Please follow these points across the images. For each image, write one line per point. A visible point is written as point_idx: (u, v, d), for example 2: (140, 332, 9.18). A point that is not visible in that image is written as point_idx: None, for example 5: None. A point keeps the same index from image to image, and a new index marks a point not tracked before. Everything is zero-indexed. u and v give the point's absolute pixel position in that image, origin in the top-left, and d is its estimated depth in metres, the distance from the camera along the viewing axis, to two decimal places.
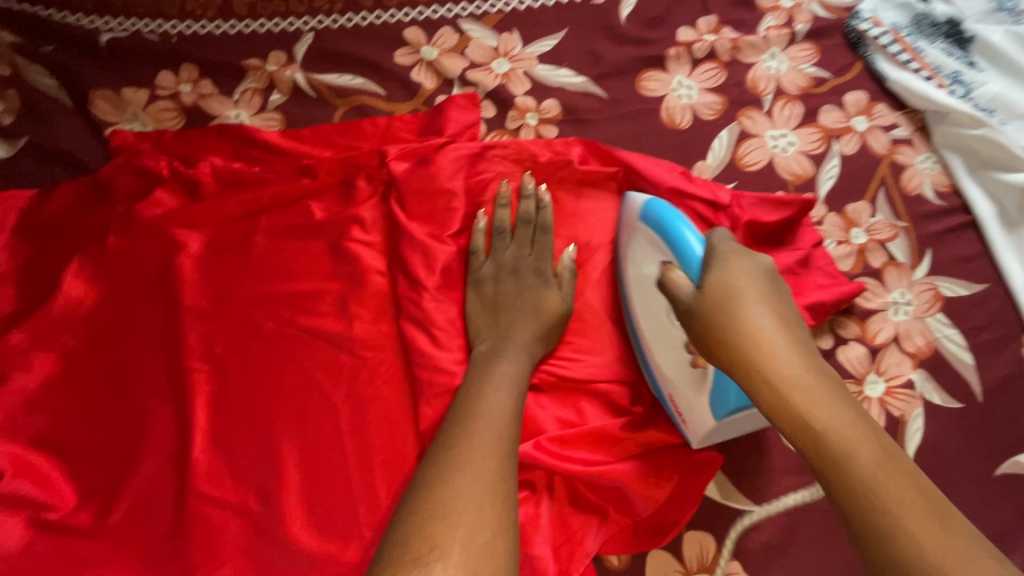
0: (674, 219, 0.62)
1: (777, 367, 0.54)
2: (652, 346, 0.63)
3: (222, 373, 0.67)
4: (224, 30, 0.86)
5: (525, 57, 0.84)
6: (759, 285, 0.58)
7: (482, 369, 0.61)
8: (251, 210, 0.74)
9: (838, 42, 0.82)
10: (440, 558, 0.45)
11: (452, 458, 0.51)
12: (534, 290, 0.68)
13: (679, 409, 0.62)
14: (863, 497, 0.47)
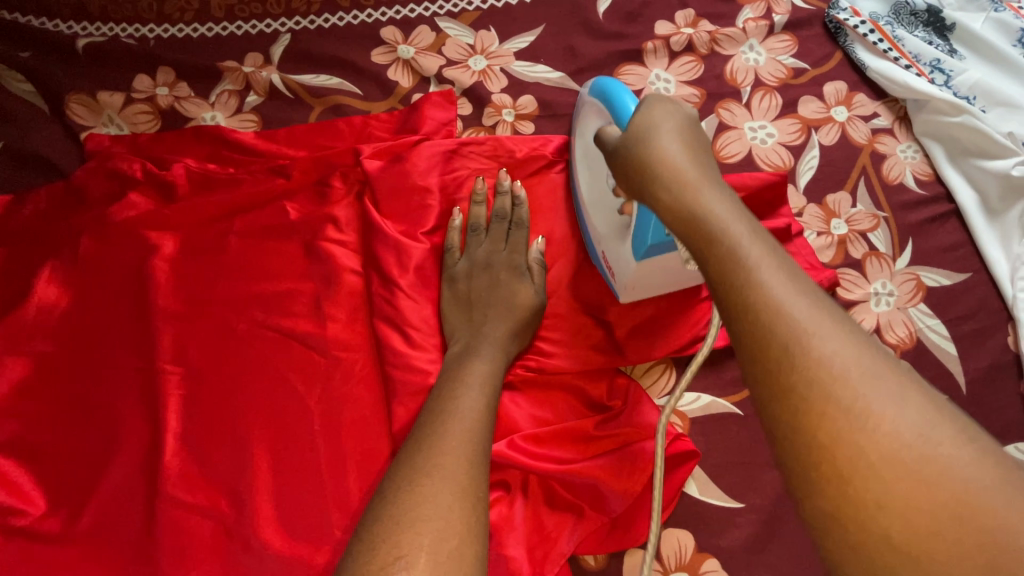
0: (620, 91, 0.58)
1: (699, 201, 0.39)
2: (587, 203, 0.66)
3: (194, 375, 0.66)
4: (201, 33, 0.87)
5: (501, 54, 0.84)
6: (684, 126, 0.46)
7: (455, 370, 0.59)
8: (225, 212, 0.74)
9: (816, 33, 0.82)
10: (406, 567, 0.42)
11: (422, 463, 0.49)
12: (508, 284, 0.67)
13: (609, 263, 0.64)
14: (808, 367, 0.31)
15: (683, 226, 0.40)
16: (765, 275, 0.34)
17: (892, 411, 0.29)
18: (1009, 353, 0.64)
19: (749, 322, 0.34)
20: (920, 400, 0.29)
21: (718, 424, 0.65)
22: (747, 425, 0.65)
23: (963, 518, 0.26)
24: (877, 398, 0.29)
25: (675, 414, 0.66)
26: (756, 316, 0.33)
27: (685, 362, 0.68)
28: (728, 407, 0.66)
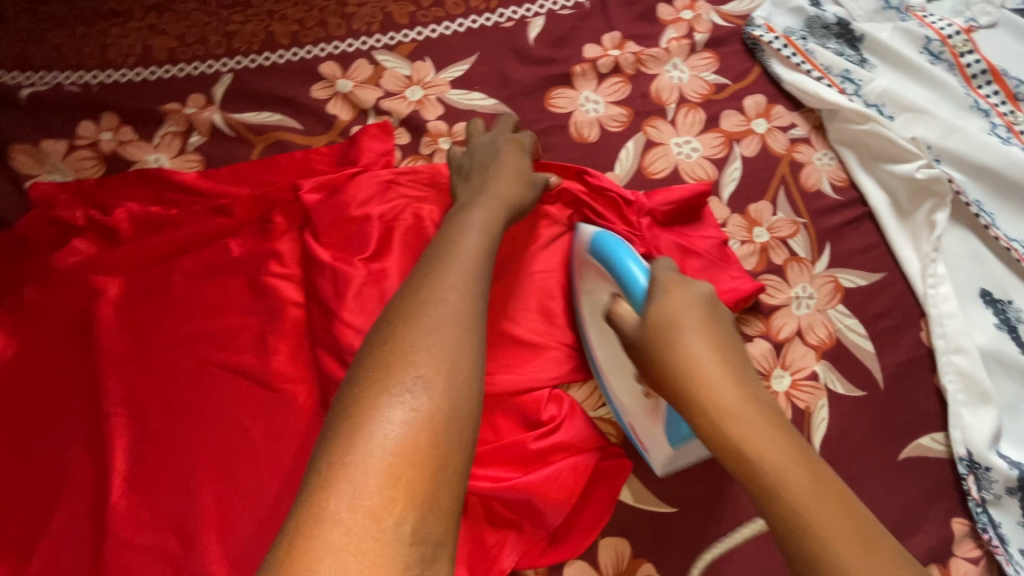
0: (620, 251, 0.64)
1: (710, 388, 0.53)
2: (609, 372, 0.66)
3: (141, 415, 0.68)
4: (144, 76, 0.89)
5: (437, 83, 0.87)
6: (696, 311, 0.57)
7: (457, 221, 0.61)
8: (169, 252, 0.76)
9: (736, 49, 0.85)
10: (421, 390, 0.47)
11: (419, 299, 0.52)
12: (512, 184, 0.69)
13: (640, 438, 0.65)
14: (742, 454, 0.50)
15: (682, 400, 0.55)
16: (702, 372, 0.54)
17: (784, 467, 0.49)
18: (922, 347, 0.68)
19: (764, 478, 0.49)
20: (815, 478, 0.48)
21: None
22: None
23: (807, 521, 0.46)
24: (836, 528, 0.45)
25: (608, 423, 0.69)
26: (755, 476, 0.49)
27: None
28: None
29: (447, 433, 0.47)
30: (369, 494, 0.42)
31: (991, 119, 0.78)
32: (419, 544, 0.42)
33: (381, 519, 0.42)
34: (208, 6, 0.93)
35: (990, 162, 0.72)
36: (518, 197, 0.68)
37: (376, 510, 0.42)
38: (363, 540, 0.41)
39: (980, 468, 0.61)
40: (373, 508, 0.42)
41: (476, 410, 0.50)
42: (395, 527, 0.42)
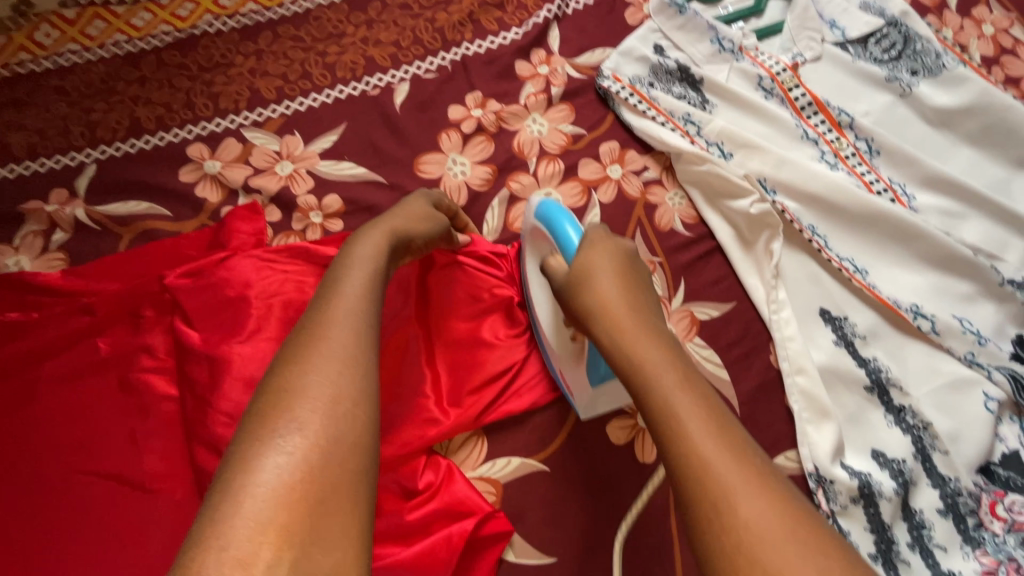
0: (560, 217, 0.64)
1: (641, 347, 0.49)
2: (545, 325, 0.70)
3: (4, 537, 0.65)
4: (2, 174, 0.87)
5: (307, 156, 0.88)
6: (617, 263, 0.56)
7: (346, 261, 0.57)
8: (32, 358, 0.74)
9: (590, 99, 0.91)
10: (298, 430, 0.41)
11: (309, 332, 0.47)
12: (413, 221, 0.67)
13: (567, 382, 0.68)
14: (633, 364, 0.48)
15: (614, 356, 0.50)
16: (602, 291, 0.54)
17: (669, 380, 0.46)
18: (773, 369, 0.73)
19: (679, 443, 0.42)
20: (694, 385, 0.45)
21: (528, 484, 0.68)
22: (553, 479, 0.68)
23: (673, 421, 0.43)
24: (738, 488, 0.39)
25: (488, 482, 0.68)
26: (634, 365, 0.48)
27: (496, 431, 0.71)
28: (537, 465, 0.69)
29: (331, 469, 0.40)
30: (239, 541, 0.36)
31: (820, 147, 0.85)
32: None
33: (252, 566, 0.35)
34: (68, 96, 0.92)
35: (818, 190, 0.79)
36: (418, 238, 0.67)
37: (247, 558, 0.35)
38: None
39: (827, 481, 0.66)
40: (242, 557, 0.35)
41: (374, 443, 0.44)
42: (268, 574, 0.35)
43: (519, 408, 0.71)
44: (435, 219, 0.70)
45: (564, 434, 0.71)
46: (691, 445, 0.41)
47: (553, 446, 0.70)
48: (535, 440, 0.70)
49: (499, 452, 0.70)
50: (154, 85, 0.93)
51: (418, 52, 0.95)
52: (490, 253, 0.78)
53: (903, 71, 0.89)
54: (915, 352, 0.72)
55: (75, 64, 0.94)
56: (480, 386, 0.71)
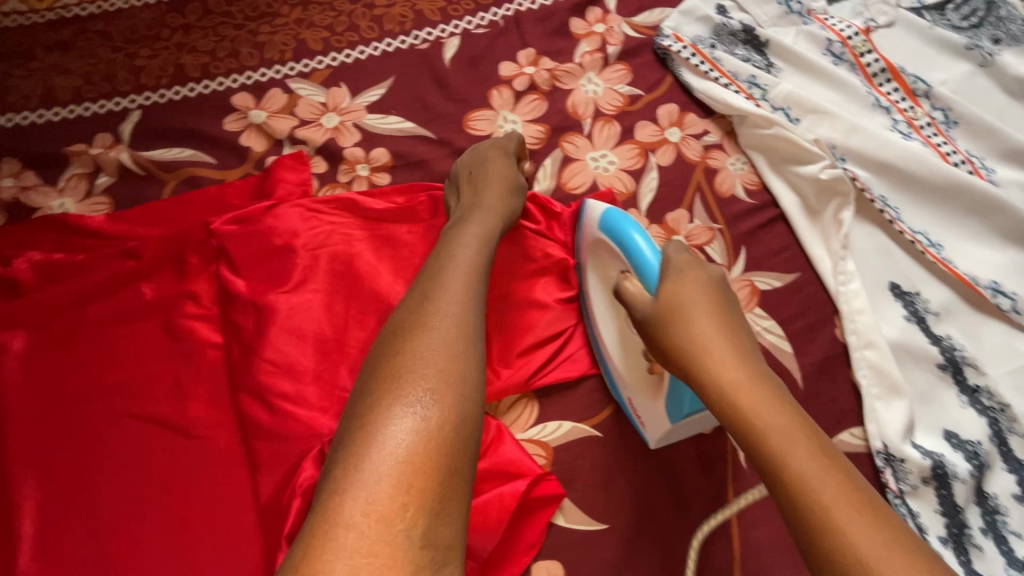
0: (626, 226, 0.60)
1: (749, 395, 0.50)
2: (613, 349, 0.66)
3: (49, 476, 0.65)
4: (47, 117, 0.86)
5: (354, 109, 0.86)
6: (708, 293, 0.56)
7: (451, 238, 0.60)
8: (76, 300, 0.72)
9: (648, 59, 0.87)
10: (425, 400, 0.45)
11: (427, 306, 0.51)
12: (505, 182, 0.72)
13: (637, 410, 0.64)
14: (742, 422, 0.49)
15: (719, 408, 0.52)
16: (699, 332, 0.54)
17: (786, 436, 0.47)
18: (839, 344, 0.69)
19: (816, 525, 0.44)
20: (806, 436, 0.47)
21: (580, 449, 0.66)
22: (606, 445, 0.66)
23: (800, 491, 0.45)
24: (869, 545, 0.42)
25: (539, 445, 0.66)
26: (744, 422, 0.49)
27: (546, 394, 0.69)
28: (589, 431, 0.67)
29: (452, 442, 0.45)
30: (381, 497, 0.41)
31: (893, 116, 0.80)
32: (431, 547, 0.41)
33: (394, 520, 0.41)
34: (113, 41, 0.90)
35: (892, 159, 0.74)
36: (512, 208, 0.70)
37: (388, 513, 0.41)
38: (375, 545, 0.39)
39: (896, 460, 0.63)
40: (385, 511, 0.41)
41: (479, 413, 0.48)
42: (406, 528, 0.40)
43: (572, 371, 0.69)
44: (519, 188, 0.73)
45: (617, 400, 0.68)
46: (833, 525, 0.43)
47: (605, 411, 0.68)
48: (588, 406, 0.68)
49: (549, 416, 0.68)
50: (199, 32, 0.91)
51: (469, 7, 0.92)
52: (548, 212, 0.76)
53: (985, 39, 0.83)
54: (992, 332, 0.68)
55: (120, 10, 0.92)
56: (531, 347, 0.69)
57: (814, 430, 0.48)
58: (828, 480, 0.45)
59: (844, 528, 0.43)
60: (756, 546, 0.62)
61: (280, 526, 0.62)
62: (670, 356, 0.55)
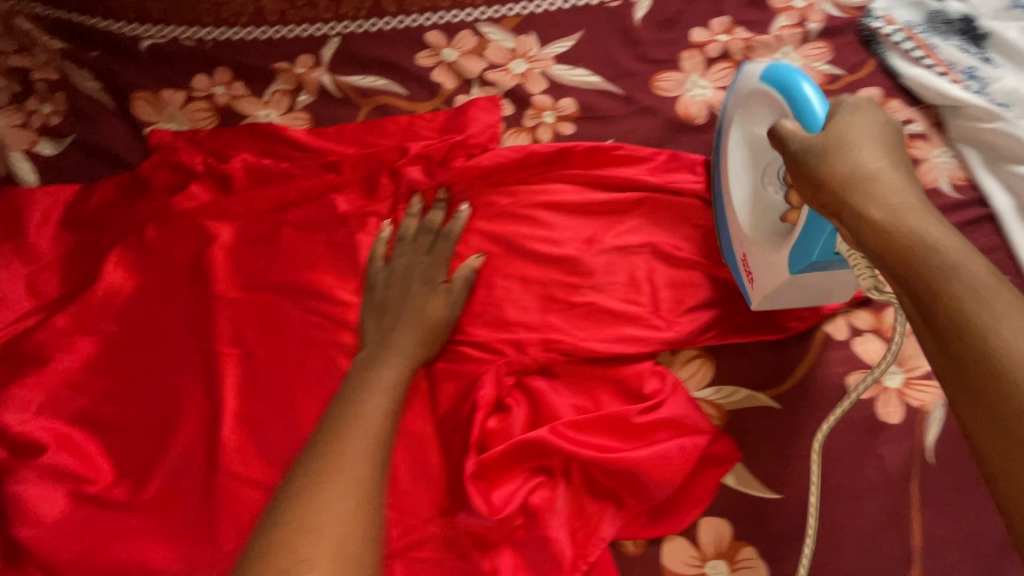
0: (797, 81, 0.57)
1: (957, 273, 0.41)
2: (737, 203, 0.66)
3: (252, 358, 0.70)
4: (254, 35, 0.91)
5: (542, 58, 0.87)
6: (885, 137, 0.50)
7: (358, 391, 0.59)
8: (277, 203, 0.77)
9: (851, 40, 0.84)
10: (306, 571, 0.44)
11: (325, 463, 0.51)
12: (422, 296, 0.68)
13: (749, 267, 0.65)
14: (946, 299, 0.41)
15: (888, 247, 0.45)
16: (892, 201, 0.46)
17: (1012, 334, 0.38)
18: None
19: None
20: None
21: (756, 418, 0.65)
22: (784, 418, 0.65)
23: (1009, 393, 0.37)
24: None
25: (714, 406, 0.66)
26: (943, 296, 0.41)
27: (722, 356, 0.68)
28: (767, 402, 0.66)
29: None
30: None
31: None
32: None
33: None
34: None
35: None
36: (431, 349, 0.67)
37: None
38: None
39: None
40: None
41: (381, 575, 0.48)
42: None
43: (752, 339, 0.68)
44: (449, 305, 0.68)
45: (796, 375, 0.67)
46: None
47: (785, 384, 0.67)
48: (767, 374, 0.67)
49: (724, 379, 0.67)
50: None
51: None
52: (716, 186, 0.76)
53: None
54: None
55: None
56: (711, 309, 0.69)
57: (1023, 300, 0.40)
58: None
59: None
60: (939, 543, 0.60)
61: (456, 440, 0.64)
62: (828, 193, 0.49)
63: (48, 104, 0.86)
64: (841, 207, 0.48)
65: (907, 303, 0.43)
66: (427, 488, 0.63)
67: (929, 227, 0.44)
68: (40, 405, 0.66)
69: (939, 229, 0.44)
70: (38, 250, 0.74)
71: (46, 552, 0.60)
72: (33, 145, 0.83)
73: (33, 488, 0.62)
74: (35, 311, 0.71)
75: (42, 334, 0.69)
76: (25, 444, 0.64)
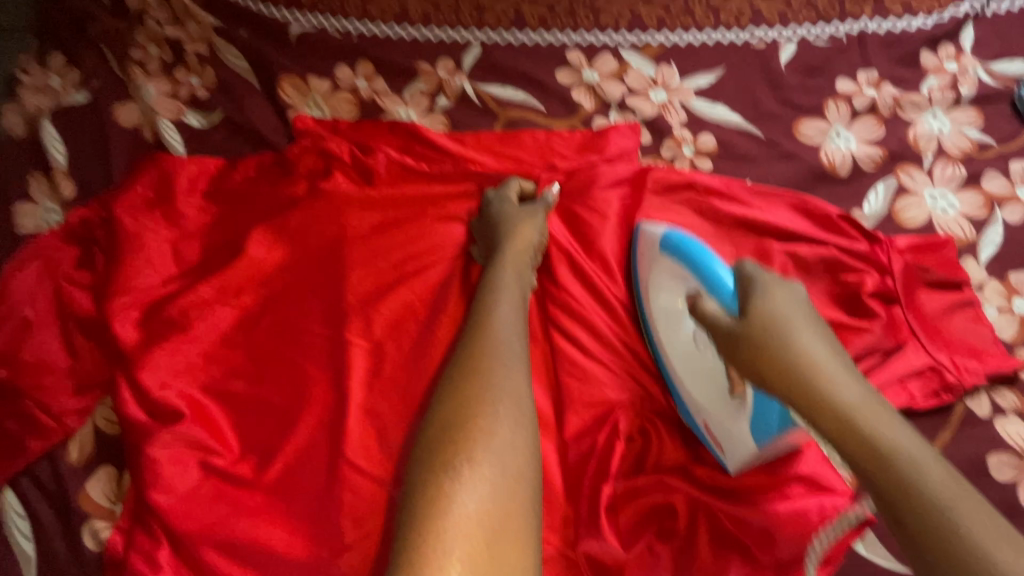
0: (705, 258, 0.64)
1: (885, 442, 0.48)
2: (684, 381, 0.65)
3: (379, 351, 0.70)
4: (398, 32, 0.92)
5: (682, 90, 0.87)
6: (801, 313, 0.57)
7: (486, 299, 0.61)
8: (414, 201, 0.77)
9: (1002, 110, 0.83)
10: (469, 463, 0.48)
11: (470, 367, 0.54)
12: (517, 220, 0.71)
13: (717, 439, 0.63)
14: (887, 461, 0.47)
15: (826, 422, 0.51)
16: (821, 383, 0.52)
17: (946, 494, 0.45)
18: None
19: None
20: (962, 486, 0.45)
21: None
22: None
23: (959, 547, 0.42)
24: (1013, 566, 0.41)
25: None
26: (885, 455, 0.47)
27: None
28: None
29: (510, 504, 0.47)
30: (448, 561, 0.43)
31: None
32: None
33: None
34: None
35: None
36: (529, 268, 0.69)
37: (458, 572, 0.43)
38: None
39: None
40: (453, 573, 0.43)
41: (533, 463, 0.51)
42: None
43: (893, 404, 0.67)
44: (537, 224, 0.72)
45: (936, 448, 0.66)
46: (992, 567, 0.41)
47: None
48: None
49: None
50: None
51: (812, 15, 0.89)
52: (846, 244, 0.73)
53: None
54: None
55: None
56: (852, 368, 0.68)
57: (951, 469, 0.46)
58: (997, 540, 0.42)
59: None
60: None
61: (584, 467, 0.64)
62: (763, 358, 0.55)
63: (197, 76, 0.88)
64: (782, 386, 0.54)
65: (850, 466, 0.50)
66: (549, 509, 0.63)
67: (855, 399, 0.50)
68: (178, 371, 0.68)
69: (863, 399, 0.51)
70: (185, 218, 0.76)
71: (177, 519, 0.61)
72: (180, 115, 0.86)
73: (170, 453, 0.63)
74: (178, 278, 0.73)
75: (183, 303, 0.70)
76: (163, 410, 0.65)
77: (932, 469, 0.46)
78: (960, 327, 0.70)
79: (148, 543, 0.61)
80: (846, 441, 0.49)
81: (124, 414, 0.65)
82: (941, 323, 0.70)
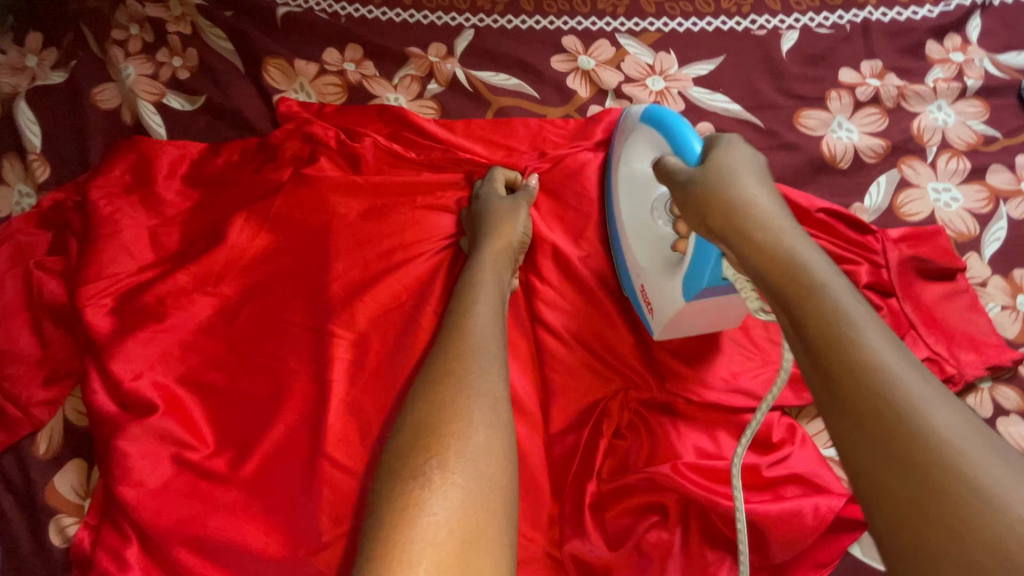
0: (681, 125, 0.60)
1: (831, 299, 0.41)
2: (631, 241, 0.66)
3: (361, 343, 0.67)
4: (389, 16, 0.89)
5: (681, 78, 0.84)
6: (756, 171, 0.51)
7: (464, 297, 0.59)
8: (401, 188, 0.74)
9: (1009, 102, 0.80)
10: (440, 468, 0.45)
11: (445, 368, 0.52)
12: (499, 217, 0.67)
13: (648, 297, 0.65)
14: (832, 322, 0.40)
15: (773, 270, 0.44)
16: (775, 235, 0.46)
17: (897, 368, 0.37)
18: None
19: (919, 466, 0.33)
20: (915, 366, 0.38)
21: None
22: None
23: (900, 420, 0.35)
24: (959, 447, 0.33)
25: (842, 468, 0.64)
26: (829, 313, 0.40)
27: None
28: None
29: (484, 512, 0.44)
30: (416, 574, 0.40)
31: None
32: None
33: None
34: None
35: None
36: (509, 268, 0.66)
37: None
38: None
39: None
40: None
41: (510, 468, 0.48)
42: None
43: None
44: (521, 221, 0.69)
45: None
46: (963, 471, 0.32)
47: None
48: None
49: None
50: None
51: (813, 4, 0.87)
52: (845, 239, 0.71)
53: None
54: None
55: None
56: None
57: (910, 351, 0.39)
58: (956, 423, 0.34)
59: (980, 489, 0.31)
60: None
61: (572, 464, 0.62)
62: (710, 214, 0.50)
63: (179, 57, 0.85)
64: (729, 234, 0.48)
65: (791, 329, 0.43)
66: (536, 509, 0.60)
67: (809, 254, 0.44)
68: (152, 362, 0.65)
69: (823, 263, 0.44)
70: (164, 203, 0.74)
71: (147, 515, 0.59)
72: (160, 97, 0.83)
73: (143, 446, 0.61)
74: (155, 265, 0.71)
75: (160, 290, 0.68)
76: (136, 401, 0.63)
77: (878, 341, 0.38)
78: (964, 323, 0.68)
79: (116, 540, 0.59)
80: (790, 294, 0.42)
81: (97, 405, 0.63)
82: (943, 321, 0.68)
